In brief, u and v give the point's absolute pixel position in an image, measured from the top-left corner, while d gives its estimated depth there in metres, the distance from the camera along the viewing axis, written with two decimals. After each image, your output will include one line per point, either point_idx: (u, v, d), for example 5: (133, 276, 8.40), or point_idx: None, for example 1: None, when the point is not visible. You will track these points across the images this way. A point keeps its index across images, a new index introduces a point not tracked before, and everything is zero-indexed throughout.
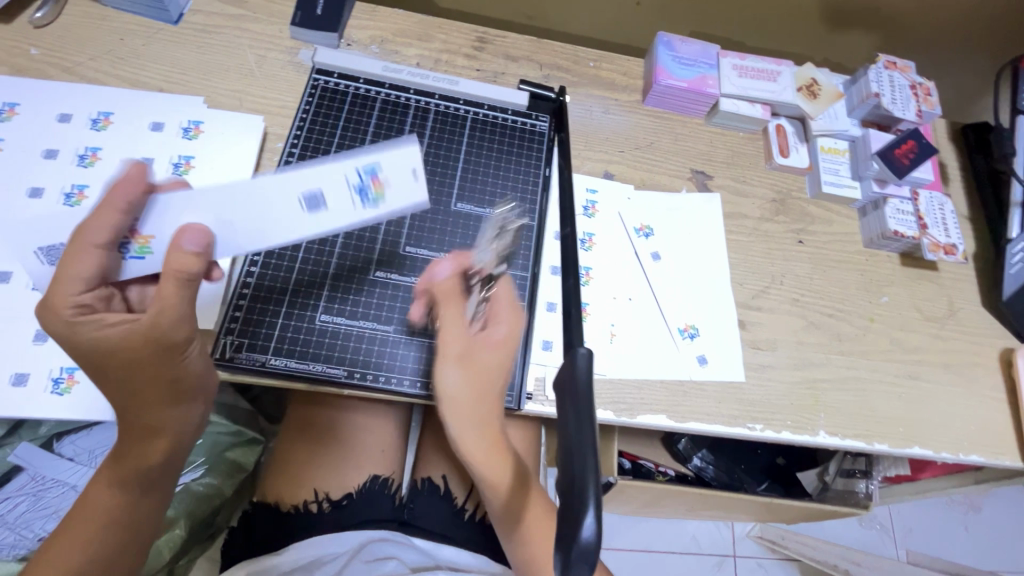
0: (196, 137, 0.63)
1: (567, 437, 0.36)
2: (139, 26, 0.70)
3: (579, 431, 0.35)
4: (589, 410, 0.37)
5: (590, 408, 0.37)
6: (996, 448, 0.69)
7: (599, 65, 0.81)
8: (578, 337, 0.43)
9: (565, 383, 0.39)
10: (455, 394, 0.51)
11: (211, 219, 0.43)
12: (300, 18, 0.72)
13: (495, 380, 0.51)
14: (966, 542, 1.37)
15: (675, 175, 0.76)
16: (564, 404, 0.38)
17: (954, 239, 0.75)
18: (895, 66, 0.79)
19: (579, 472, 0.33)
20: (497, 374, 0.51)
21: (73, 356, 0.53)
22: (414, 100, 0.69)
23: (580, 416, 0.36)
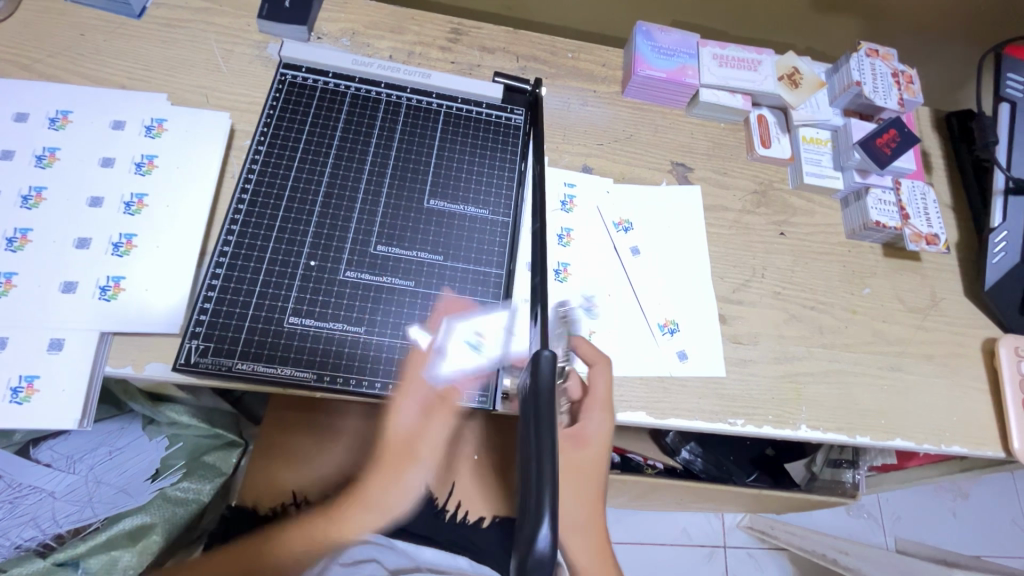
0: (159, 135, 0.61)
1: (527, 443, 0.35)
2: (100, 20, 0.68)
3: (538, 434, 0.34)
4: (549, 414, 0.36)
5: (550, 412, 0.36)
6: (977, 439, 0.68)
7: (577, 56, 0.80)
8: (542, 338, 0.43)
9: (527, 387, 0.38)
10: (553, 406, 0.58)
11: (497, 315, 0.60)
12: (267, 11, 0.70)
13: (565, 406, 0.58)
14: (954, 528, 1.38)
15: (655, 167, 0.75)
16: (526, 410, 0.37)
17: (936, 229, 0.74)
18: (878, 54, 0.78)
19: (537, 479, 0.32)
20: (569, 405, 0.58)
21: (30, 365, 0.51)
22: (385, 95, 0.67)
23: (541, 422, 0.35)
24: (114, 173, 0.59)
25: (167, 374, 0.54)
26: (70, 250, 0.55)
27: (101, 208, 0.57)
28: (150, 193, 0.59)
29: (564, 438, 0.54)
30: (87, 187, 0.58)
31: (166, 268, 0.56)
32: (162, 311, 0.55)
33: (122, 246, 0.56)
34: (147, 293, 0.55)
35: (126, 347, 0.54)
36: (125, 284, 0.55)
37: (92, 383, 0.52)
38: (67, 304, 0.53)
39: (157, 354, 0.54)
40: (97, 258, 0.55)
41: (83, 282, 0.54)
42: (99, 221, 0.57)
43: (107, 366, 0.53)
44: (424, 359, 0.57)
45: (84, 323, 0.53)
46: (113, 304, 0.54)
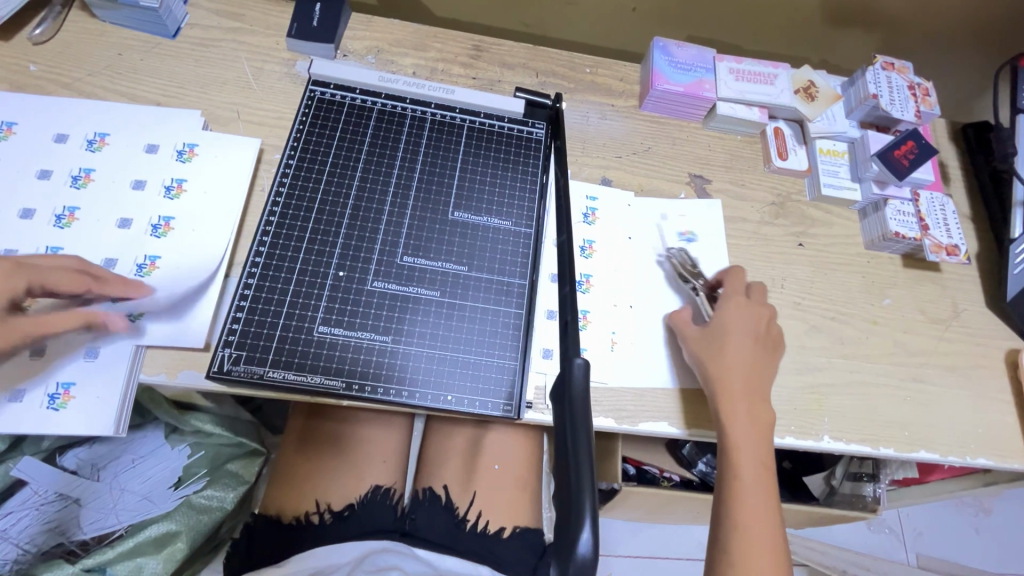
0: (189, 160, 0.63)
1: (564, 452, 0.35)
2: (137, 40, 0.70)
3: (575, 439, 0.35)
4: (585, 422, 0.37)
5: (586, 420, 0.37)
6: (1003, 452, 0.68)
7: (595, 71, 0.81)
8: (574, 344, 0.44)
9: (561, 394, 0.39)
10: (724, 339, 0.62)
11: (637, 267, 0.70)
12: (296, 30, 0.72)
13: (756, 350, 0.62)
14: (978, 545, 1.35)
15: (673, 180, 0.76)
16: (563, 416, 0.38)
17: (957, 240, 0.74)
18: (894, 66, 0.79)
19: (576, 485, 0.33)
20: (748, 346, 0.62)
21: (64, 373, 0.52)
22: (410, 110, 0.69)
23: (577, 428, 0.36)
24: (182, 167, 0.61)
25: (199, 381, 0.55)
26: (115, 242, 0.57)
27: (129, 229, 0.59)
28: (177, 216, 0.60)
29: (705, 347, 0.62)
30: (118, 208, 0.60)
31: (189, 287, 0.57)
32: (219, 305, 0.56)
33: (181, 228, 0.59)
34: (167, 305, 0.56)
35: (156, 359, 0.55)
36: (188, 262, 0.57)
37: (127, 392, 0.53)
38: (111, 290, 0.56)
39: (190, 362, 0.56)
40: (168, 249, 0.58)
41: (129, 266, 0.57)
42: (127, 243, 0.58)
43: (140, 374, 0.55)
44: (450, 367, 0.58)
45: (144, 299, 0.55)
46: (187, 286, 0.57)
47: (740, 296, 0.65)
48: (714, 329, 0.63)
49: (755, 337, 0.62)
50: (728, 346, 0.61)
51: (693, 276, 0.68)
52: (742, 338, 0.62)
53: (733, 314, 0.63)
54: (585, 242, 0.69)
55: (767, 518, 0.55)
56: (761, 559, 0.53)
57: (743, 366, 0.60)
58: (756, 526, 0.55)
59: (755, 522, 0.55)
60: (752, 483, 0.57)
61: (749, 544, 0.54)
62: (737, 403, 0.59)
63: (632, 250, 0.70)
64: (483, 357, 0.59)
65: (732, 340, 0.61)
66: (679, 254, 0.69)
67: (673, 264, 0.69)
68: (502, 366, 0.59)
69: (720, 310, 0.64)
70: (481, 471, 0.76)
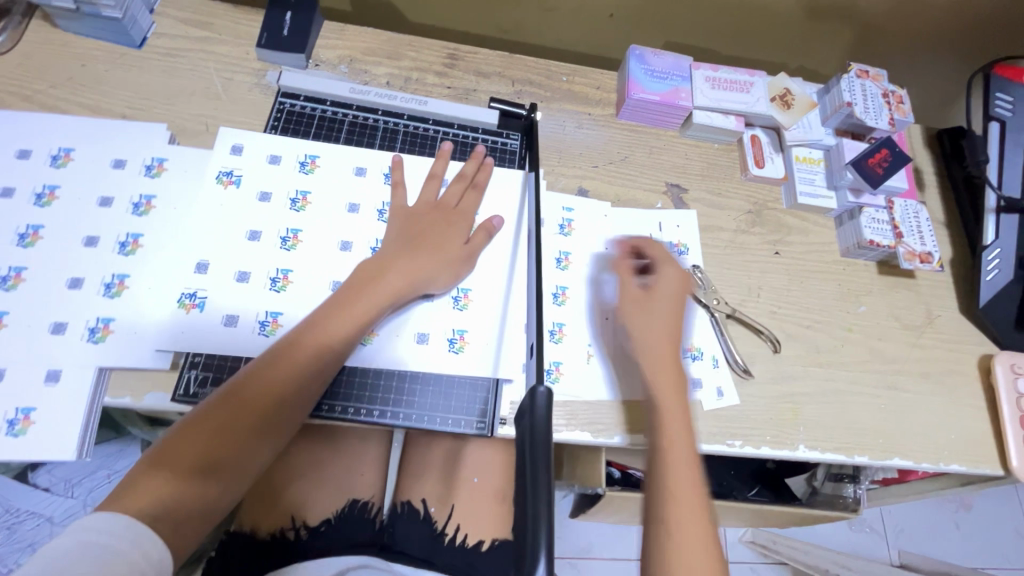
0: (159, 175, 0.61)
1: (523, 483, 0.35)
2: (101, 50, 0.69)
3: (535, 470, 0.36)
4: (545, 453, 0.37)
5: (546, 450, 0.37)
6: (975, 457, 0.69)
7: (572, 79, 0.81)
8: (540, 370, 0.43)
9: (523, 423, 0.39)
10: (652, 293, 0.62)
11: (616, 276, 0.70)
12: (265, 39, 0.71)
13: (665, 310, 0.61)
14: (957, 539, 1.38)
15: (650, 189, 0.76)
16: (524, 448, 0.38)
17: (929, 247, 0.74)
18: (868, 74, 0.79)
19: (533, 518, 0.33)
20: (668, 304, 0.61)
21: (25, 399, 0.51)
22: (382, 121, 0.69)
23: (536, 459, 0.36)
24: (277, 173, 0.63)
25: (167, 404, 0.54)
26: (203, 244, 0.58)
27: (96, 247, 0.57)
28: (146, 233, 0.59)
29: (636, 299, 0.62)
30: (84, 226, 0.58)
31: (156, 307, 0.56)
32: None
33: (288, 241, 0.60)
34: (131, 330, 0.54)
35: (124, 378, 0.54)
36: (292, 277, 0.59)
37: (91, 415, 0.52)
38: (179, 270, 0.57)
39: (157, 383, 0.55)
40: (267, 251, 0.59)
41: (216, 265, 0.58)
42: (92, 262, 0.56)
43: (105, 397, 0.54)
44: (422, 385, 0.59)
45: (232, 304, 0.57)
46: (282, 295, 0.58)
47: (668, 260, 0.64)
48: (653, 287, 0.62)
49: (675, 301, 0.62)
50: (660, 310, 0.61)
51: (708, 299, 0.69)
52: (669, 300, 0.62)
53: (666, 278, 0.63)
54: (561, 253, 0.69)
55: (696, 506, 0.50)
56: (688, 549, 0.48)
57: (661, 320, 0.60)
58: (680, 514, 0.50)
59: (686, 501, 0.50)
60: (679, 466, 0.52)
61: (681, 529, 0.49)
62: (657, 378, 0.57)
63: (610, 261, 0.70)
64: (455, 373, 0.59)
65: (659, 295, 0.62)
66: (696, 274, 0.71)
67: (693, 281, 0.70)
68: (477, 384, 0.60)
69: (658, 274, 0.63)
70: (460, 484, 0.75)
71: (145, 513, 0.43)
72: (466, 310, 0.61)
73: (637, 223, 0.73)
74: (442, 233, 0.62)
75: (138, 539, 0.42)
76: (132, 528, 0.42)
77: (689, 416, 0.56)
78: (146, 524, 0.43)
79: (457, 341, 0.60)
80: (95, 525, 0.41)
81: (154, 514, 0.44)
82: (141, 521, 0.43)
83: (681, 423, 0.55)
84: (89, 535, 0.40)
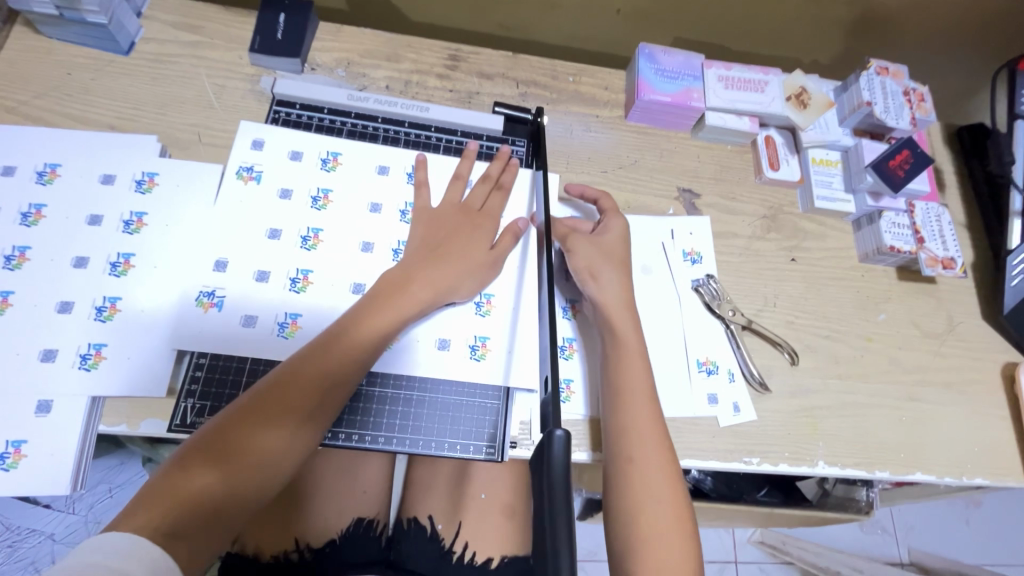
0: (150, 190, 0.58)
1: (541, 548, 0.30)
2: (87, 58, 0.66)
3: (554, 533, 0.30)
4: (564, 510, 0.32)
5: (565, 507, 0.32)
6: (999, 469, 0.66)
7: (578, 79, 0.78)
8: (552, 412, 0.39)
9: (539, 472, 0.34)
10: (602, 244, 0.63)
11: None
12: (258, 43, 0.68)
13: (615, 261, 0.63)
14: (968, 537, 1.36)
15: (661, 195, 0.73)
16: (542, 502, 0.33)
17: (953, 252, 0.72)
18: (887, 71, 0.76)
19: None
20: (616, 254, 0.63)
21: (15, 431, 0.49)
22: (382, 129, 0.66)
23: (558, 519, 0.31)
24: (299, 169, 0.61)
25: (164, 434, 0.52)
26: (223, 241, 0.57)
27: (85, 269, 0.54)
28: (137, 252, 0.56)
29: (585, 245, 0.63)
30: (71, 246, 0.55)
31: (152, 331, 0.53)
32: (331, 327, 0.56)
33: (308, 240, 0.58)
34: (121, 359, 0.52)
35: (119, 406, 0.52)
36: (312, 278, 0.57)
37: (85, 446, 0.50)
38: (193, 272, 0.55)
39: (155, 410, 0.52)
40: (287, 250, 0.58)
41: (237, 264, 0.56)
42: (82, 284, 0.54)
43: (100, 424, 0.51)
44: (429, 410, 0.57)
45: (251, 304, 0.55)
46: (303, 296, 0.56)
47: (613, 210, 0.66)
48: (601, 247, 0.63)
49: (621, 252, 0.64)
50: (608, 259, 0.62)
51: (723, 311, 0.67)
52: (616, 260, 0.63)
53: (614, 238, 0.64)
54: None
55: (670, 500, 0.52)
56: (663, 541, 0.50)
57: (611, 272, 0.62)
58: (652, 504, 0.51)
59: (652, 492, 0.52)
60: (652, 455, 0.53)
61: (648, 519, 0.51)
62: (623, 368, 0.57)
63: None
64: (463, 397, 0.57)
65: (605, 244, 0.63)
66: (710, 284, 0.68)
67: (705, 292, 0.68)
68: (484, 406, 0.58)
69: (605, 224, 0.65)
70: (468, 501, 0.73)
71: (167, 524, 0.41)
72: (488, 316, 0.59)
73: (650, 232, 0.70)
74: (469, 236, 0.60)
75: (150, 557, 0.39)
76: (145, 546, 0.39)
77: (655, 407, 0.56)
78: (168, 537, 0.41)
79: (479, 348, 0.58)
80: (105, 545, 0.38)
81: (175, 525, 0.42)
82: (162, 535, 0.41)
83: (647, 402, 0.56)
84: (101, 555, 0.37)
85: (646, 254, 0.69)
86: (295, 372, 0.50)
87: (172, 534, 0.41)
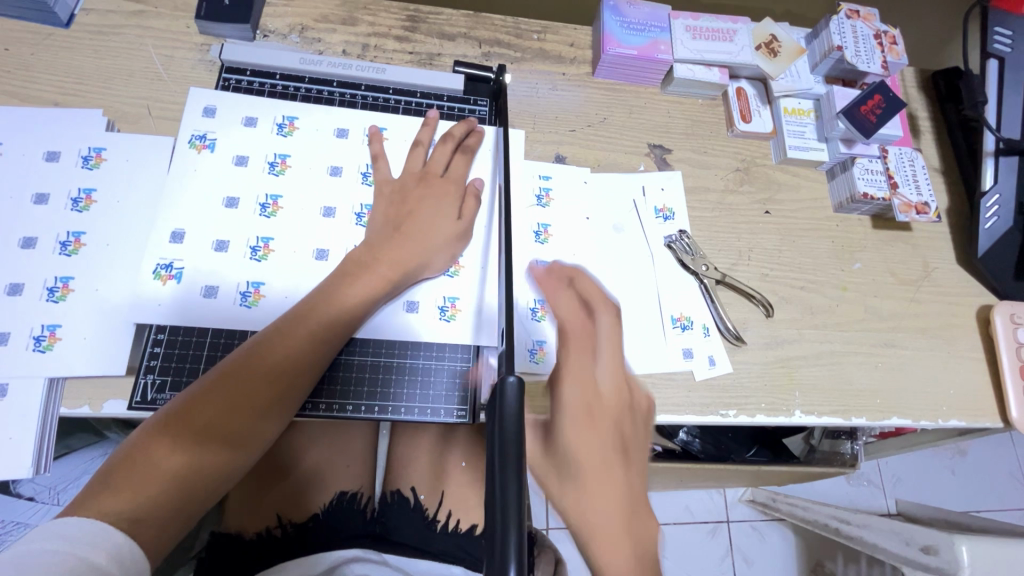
0: (98, 166, 0.56)
1: (491, 491, 0.30)
2: (25, 32, 0.63)
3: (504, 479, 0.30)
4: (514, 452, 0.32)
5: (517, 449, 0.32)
6: (975, 410, 0.67)
7: (544, 37, 0.75)
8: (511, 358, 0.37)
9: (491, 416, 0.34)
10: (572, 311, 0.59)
11: (597, 246, 0.66)
12: (205, 10, 0.65)
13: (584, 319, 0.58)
14: (954, 485, 1.39)
15: (632, 151, 0.71)
16: (492, 442, 0.33)
17: (926, 196, 0.71)
18: (859, 14, 0.74)
19: (502, 530, 0.28)
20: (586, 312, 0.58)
21: None
22: (338, 93, 0.64)
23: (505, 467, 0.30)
24: (253, 137, 0.59)
25: (125, 413, 0.51)
26: (175, 216, 0.55)
27: (34, 249, 0.52)
28: (88, 230, 0.54)
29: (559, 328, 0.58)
30: (18, 227, 0.53)
31: (107, 311, 0.52)
32: (294, 297, 0.54)
33: (267, 208, 0.57)
34: (79, 339, 0.51)
35: (77, 388, 0.51)
36: (274, 245, 0.56)
37: (46, 428, 0.49)
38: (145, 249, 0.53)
39: (116, 390, 0.51)
40: (244, 219, 0.56)
41: (194, 234, 0.54)
42: (32, 265, 0.52)
43: (61, 408, 0.50)
44: (398, 376, 0.56)
45: (210, 274, 0.54)
46: (265, 264, 0.55)
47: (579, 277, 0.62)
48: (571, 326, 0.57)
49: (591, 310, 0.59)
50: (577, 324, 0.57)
51: (697, 266, 0.66)
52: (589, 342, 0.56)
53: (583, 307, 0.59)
54: (540, 226, 0.65)
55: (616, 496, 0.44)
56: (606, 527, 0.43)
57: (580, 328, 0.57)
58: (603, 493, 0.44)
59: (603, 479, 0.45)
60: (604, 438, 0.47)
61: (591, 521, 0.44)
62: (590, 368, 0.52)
63: (595, 234, 0.66)
64: (432, 362, 0.56)
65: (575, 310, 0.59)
66: (682, 239, 0.67)
67: (678, 248, 0.67)
68: (455, 369, 0.57)
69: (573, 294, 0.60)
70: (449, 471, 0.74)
71: (132, 510, 0.41)
72: (456, 276, 0.58)
73: (621, 191, 0.69)
74: (435, 206, 0.58)
75: (113, 545, 0.38)
76: (102, 531, 0.39)
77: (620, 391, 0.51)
78: (133, 523, 0.40)
79: (448, 309, 0.57)
80: (66, 530, 0.37)
81: (139, 511, 0.41)
82: (125, 521, 0.40)
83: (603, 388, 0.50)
84: (63, 543, 0.36)
85: (618, 213, 0.68)
86: (259, 354, 0.48)
87: (138, 521, 0.41)
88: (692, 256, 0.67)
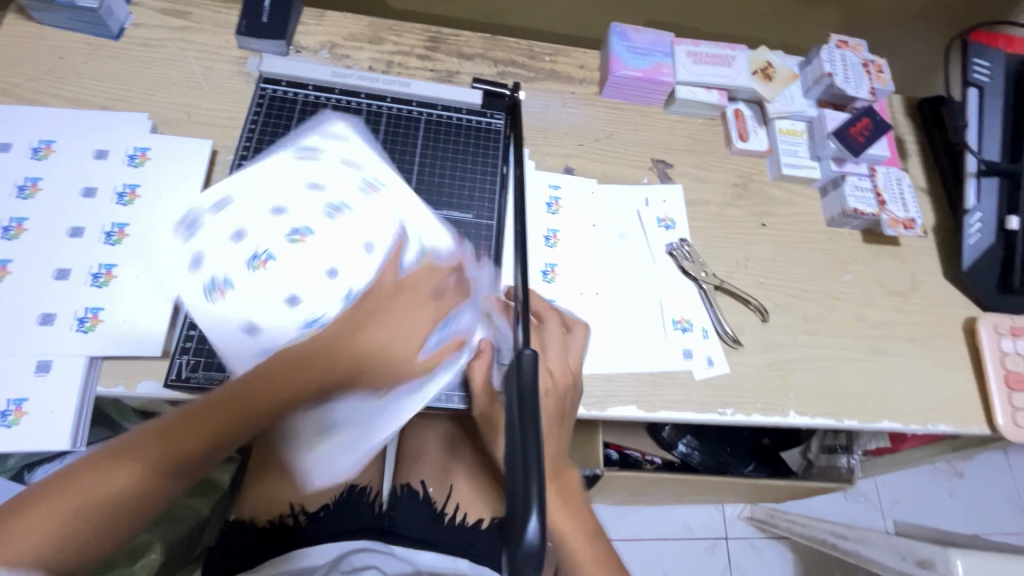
0: (142, 164, 0.61)
1: (512, 439, 0.35)
2: (78, 43, 0.68)
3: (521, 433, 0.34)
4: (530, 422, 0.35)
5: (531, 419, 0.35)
6: (962, 416, 0.70)
7: (555, 59, 0.81)
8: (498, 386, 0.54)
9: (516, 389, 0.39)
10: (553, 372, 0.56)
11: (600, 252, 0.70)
12: (245, 27, 0.70)
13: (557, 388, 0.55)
14: (952, 508, 1.40)
15: (635, 165, 0.76)
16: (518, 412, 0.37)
17: (912, 213, 0.75)
18: (847, 45, 0.79)
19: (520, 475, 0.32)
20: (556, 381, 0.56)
21: (17, 390, 0.51)
22: (366, 104, 0.69)
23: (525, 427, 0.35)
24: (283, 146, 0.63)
25: (160, 391, 0.54)
26: None
27: (81, 239, 0.57)
28: (131, 223, 0.58)
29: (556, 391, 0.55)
30: (67, 218, 0.57)
31: (143, 296, 0.55)
32: None
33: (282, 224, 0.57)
34: (117, 323, 0.54)
35: (115, 368, 0.54)
36: None
37: (84, 404, 0.52)
38: None
39: (150, 371, 0.55)
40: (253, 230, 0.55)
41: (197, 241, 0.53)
42: (79, 253, 0.56)
43: (97, 387, 0.54)
44: None
45: None
46: None
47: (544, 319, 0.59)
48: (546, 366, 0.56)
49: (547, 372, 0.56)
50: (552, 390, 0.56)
51: (697, 272, 0.70)
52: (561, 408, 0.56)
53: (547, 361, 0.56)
54: (548, 232, 0.69)
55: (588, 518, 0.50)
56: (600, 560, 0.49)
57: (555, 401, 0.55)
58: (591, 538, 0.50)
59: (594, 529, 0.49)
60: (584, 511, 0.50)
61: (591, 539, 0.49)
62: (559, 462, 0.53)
63: (600, 241, 0.70)
64: None
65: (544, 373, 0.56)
66: (683, 247, 0.71)
67: (678, 256, 0.71)
68: None
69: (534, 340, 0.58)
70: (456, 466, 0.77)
71: (49, 548, 0.36)
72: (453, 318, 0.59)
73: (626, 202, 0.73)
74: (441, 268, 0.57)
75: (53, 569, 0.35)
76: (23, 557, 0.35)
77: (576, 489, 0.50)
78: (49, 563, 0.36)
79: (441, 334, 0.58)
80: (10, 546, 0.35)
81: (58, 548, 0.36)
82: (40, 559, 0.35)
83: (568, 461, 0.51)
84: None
85: (623, 222, 0.72)
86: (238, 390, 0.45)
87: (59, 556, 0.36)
88: (691, 264, 0.70)
